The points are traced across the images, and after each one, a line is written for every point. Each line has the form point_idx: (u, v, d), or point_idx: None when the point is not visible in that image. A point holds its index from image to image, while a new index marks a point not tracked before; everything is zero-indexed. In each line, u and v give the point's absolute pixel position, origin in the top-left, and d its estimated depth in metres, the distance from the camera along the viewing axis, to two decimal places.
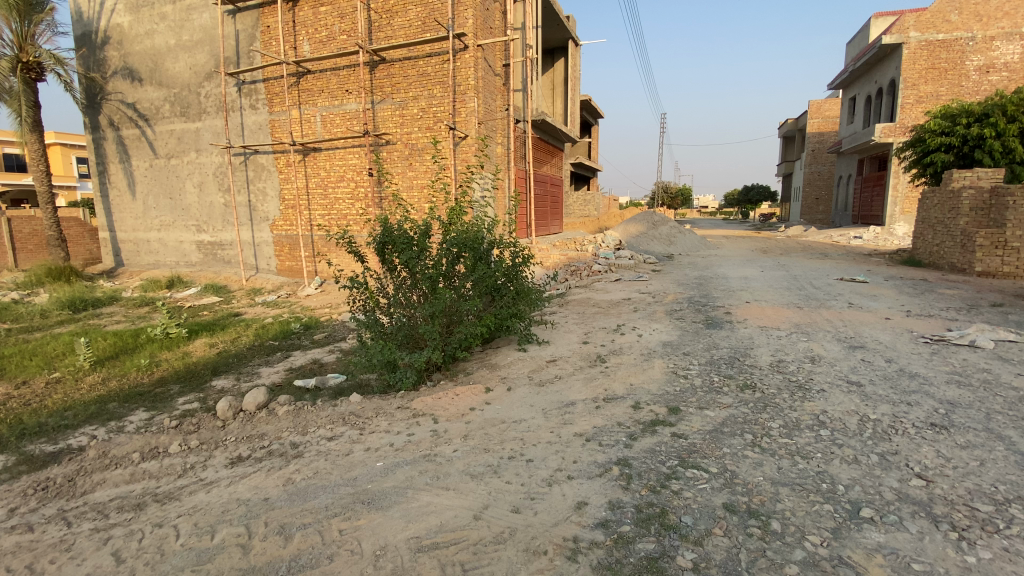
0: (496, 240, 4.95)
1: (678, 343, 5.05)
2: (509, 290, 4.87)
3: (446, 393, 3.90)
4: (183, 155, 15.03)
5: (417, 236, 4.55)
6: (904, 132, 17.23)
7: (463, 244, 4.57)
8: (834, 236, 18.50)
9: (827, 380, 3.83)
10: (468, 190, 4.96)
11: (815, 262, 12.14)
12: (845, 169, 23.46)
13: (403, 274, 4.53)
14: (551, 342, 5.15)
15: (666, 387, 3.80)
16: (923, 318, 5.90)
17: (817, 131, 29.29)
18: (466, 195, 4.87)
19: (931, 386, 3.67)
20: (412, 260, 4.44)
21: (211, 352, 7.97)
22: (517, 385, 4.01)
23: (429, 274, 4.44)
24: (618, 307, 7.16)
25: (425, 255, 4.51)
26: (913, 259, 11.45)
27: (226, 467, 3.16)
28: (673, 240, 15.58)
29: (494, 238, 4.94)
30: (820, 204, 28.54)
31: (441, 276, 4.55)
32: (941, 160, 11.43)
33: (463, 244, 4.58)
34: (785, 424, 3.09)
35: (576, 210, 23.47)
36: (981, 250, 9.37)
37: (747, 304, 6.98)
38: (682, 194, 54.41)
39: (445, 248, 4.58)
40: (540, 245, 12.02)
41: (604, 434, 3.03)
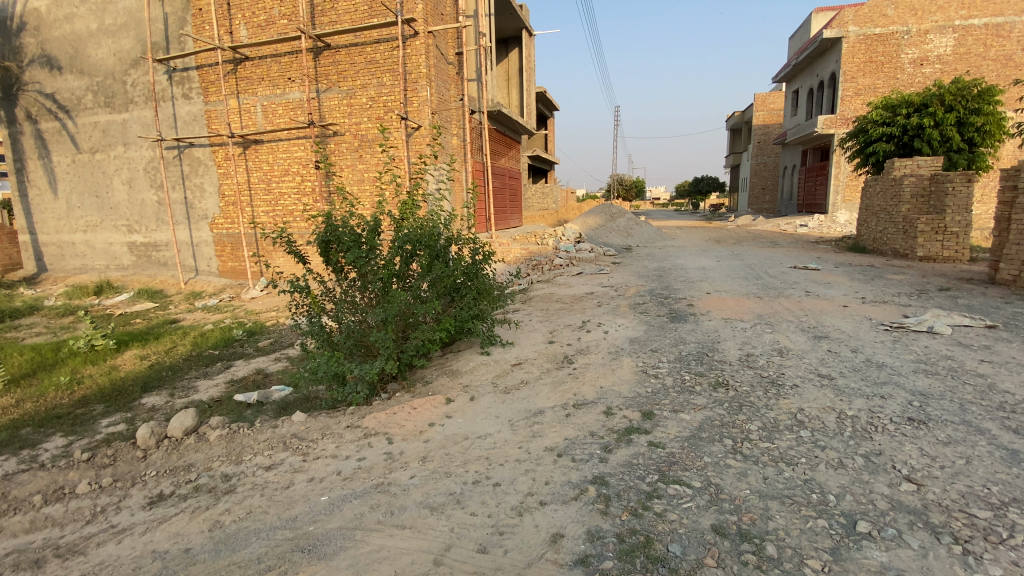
0: (454, 235, 4.61)
1: (645, 339, 4.87)
2: (470, 290, 4.54)
3: (402, 407, 3.54)
4: (110, 149, 13.77)
5: (365, 234, 4.16)
6: (845, 124, 17.93)
7: (417, 240, 4.21)
8: (782, 224, 19.12)
9: (798, 374, 3.72)
10: (421, 182, 4.60)
11: (768, 251, 12.41)
12: (790, 160, 24.30)
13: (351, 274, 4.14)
14: (516, 343, 4.86)
15: (636, 389, 3.60)
16: (878, 305, 5.99)
17: (762, 123, 30.29)
18: (419, 186, 4.51)
19: (901, 376, 3.62)
20: (359, 258, 4.05)
21: (142, 366, 7.24)
22: (481, 394, 3.70)
23: (380, 274, 4.08)
24: (581, 302, 6.96)
25: (375, 254, 4.12)
26: (858, 246, 11.89)
27: (143, 510, 2.71)
28: (631, 231, 15.61)
29: (451, 234, 4.61)
30: (767, 194, 29.64)
31: (393, 276, 4.19)
32: (883, 150, 11.96)
33: (417, 241, 4.22)
34: (764, 425, 2.92)
35: (534, 203, 23.29)
36: (923, 235, 9.77)
37: (708, 295, 6.93)
38: (636, 185, 55.37)
39: (397, 245, 4.20)
40: (500, 239, 11.71)
41: (576, 447, 2.77)
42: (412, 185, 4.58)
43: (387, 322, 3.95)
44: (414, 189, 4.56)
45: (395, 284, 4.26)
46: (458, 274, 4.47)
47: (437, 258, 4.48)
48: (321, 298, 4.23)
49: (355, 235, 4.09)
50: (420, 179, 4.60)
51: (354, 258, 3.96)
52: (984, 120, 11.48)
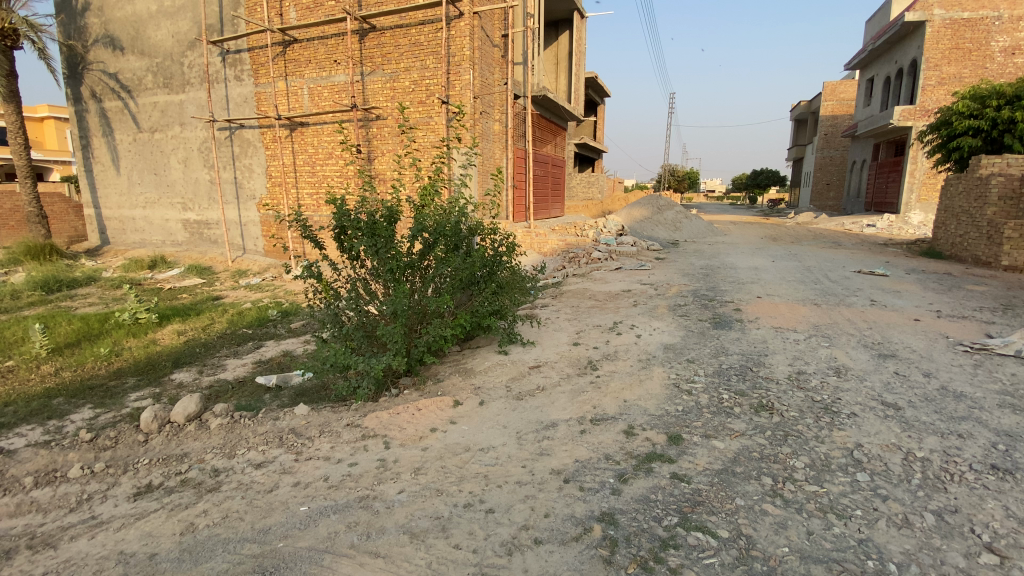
0: (476, 224, 4.36)
1: (681, 347, 4.44)
2: (491, 285, 4.27)
3: (407, 407, 3.29)
4: (167, 129, 14.33)
5: (381, 222, 3.92)
6: (925, 115, 16.23)
7: (437, 229, 3.95)
8: (846, 224, 17.72)
9: (856, 400, 3.21)
10: (446, 166, 4.34)
11: (829, 252, 11.44)
12: (860, 154, 22.45)
13: (367, 262, 3.90)
14: (538, 343, 4.53)
15: (664, 405, 3.21)
16: (957, 321, 5.24)
17: (830, 115, 28.20)
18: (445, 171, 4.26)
19: (984, 410, 3.05)
20: (375, 247, 3.81)
21: (178, 341, 7.42)
22: (492, 398, 3.41)
23: (393, 264, 3.84)
24: (616, 301, 6.52)
25: (390, 243, 3.88)
26: (933, 251, 10.75)
27: (127, 501, 2.62)
28: (679, 225, 14.85)
29: (474, 223, 4.35)
30: (831, 190, 27.68)
31: (408, 265, 3.95)
32: (968, 145, 10.55)
33: (438, 229, 3.96)
34: (812, 463, 2.48)
35: (579, 192, 22.73)
36: (1009, 242, 8.60)
37: (758, 300, 6.34)
38: (688, 177, 53.15)
39: (414, 234, 3.95)
40: (537, 228, 11.33)
41: (586, 472, 2.44)
42: (437, 169, 4.33)
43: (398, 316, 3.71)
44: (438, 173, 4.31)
45: (411, 275, 4.01)
46: (478, 266, 4.19)
47: (459, 248, 4.23)
48: (333, 287, 4.03)
49: (372, 222, 3.86)
50: (445, 163, 4.34)
51: (370, 246, 3.72)
52: None
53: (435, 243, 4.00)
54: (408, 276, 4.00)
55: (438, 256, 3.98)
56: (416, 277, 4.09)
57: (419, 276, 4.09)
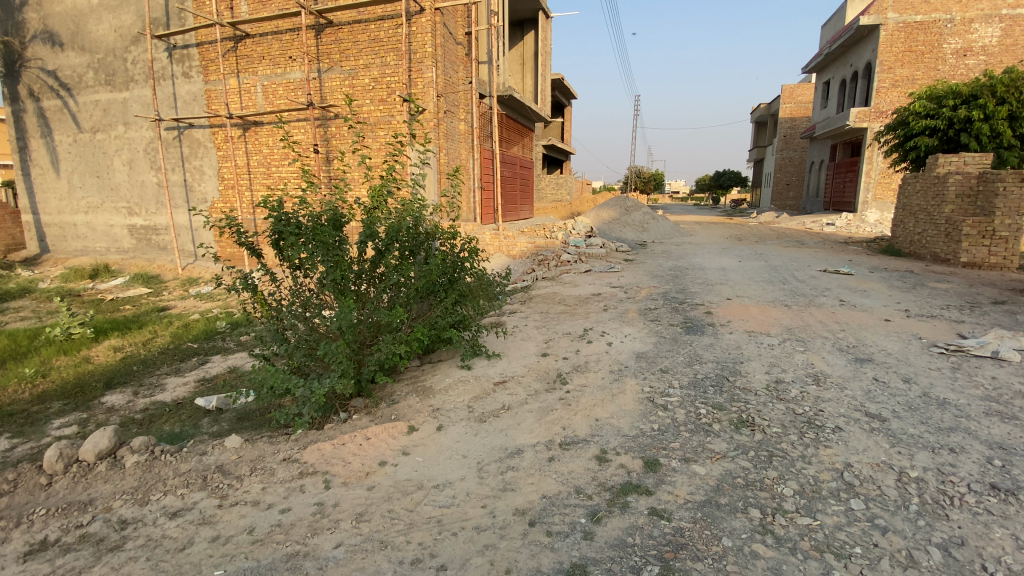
0: (434, 228, 4.00)
1: (654, 355, 4.21)
2: (451, 295, 3.93)
3: (354, 436, 2.93)
4: (110, 129, 13.40)
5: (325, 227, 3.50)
6: (879, 117, 16.79)
7: (391, 235, 3.57)
8: (807, 222, 18.06)
9: (840, 412, 3.02)
10: (401, 165, 3.97)
11: (793, 251, 11.57)
12: (818, 155, 23.05)
13: (311, 273, 3.46)
14: (504, 355, 4.22)
15: (638, 425, 2.94)
16: (926, 321, 5.20)
17: (789, 116, 28.96)
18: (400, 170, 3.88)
19: (971, 420, 2.90)
20: (318, 254, 3.37)
21: (115, 358, 6.77)
22: (451, 422, 3.07)
23: (339, 274, 3.41)
24: (586, 305, 6.28)
25: (335, 251, 3.46)
26: (893, 249, 10.99)
27: (9, 566, 2.16)
28: (646, 226, 14.81)
29: (432, 227, 4.00)
30: (791, 189, 28.37)
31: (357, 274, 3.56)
32: (925, 144, 10.84)
33: (392, 235, 3.57)
34: (801, 489, 2.25)
35: (548, 194, 22.57)
36: (968, 239, 8.88)
37: (729, 302, 6.20)
38: (654, 178, 53.88)
39: (361, 240, 3.55)
40: (505, 230, 11.00)
41: (553, 511, 2.14)
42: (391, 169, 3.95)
43: (345, 331, 3.29)
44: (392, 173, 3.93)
45: (361, 285, 3.63)
46: (437, 275, 3.82)
47: (415, 256, 3.87)
48: (273, 302, 3.61)
49: (315, 228, 3.43)
50: (399, 162, 3.96)
51: (312, 255, 3.30)
52: None
53: (388, 250, 3.61)
54: (356, 285, 3.61)
55: (391, 264, 3.59)
56: (368, 288, 3.71)
57: (369, 286, 3.71)
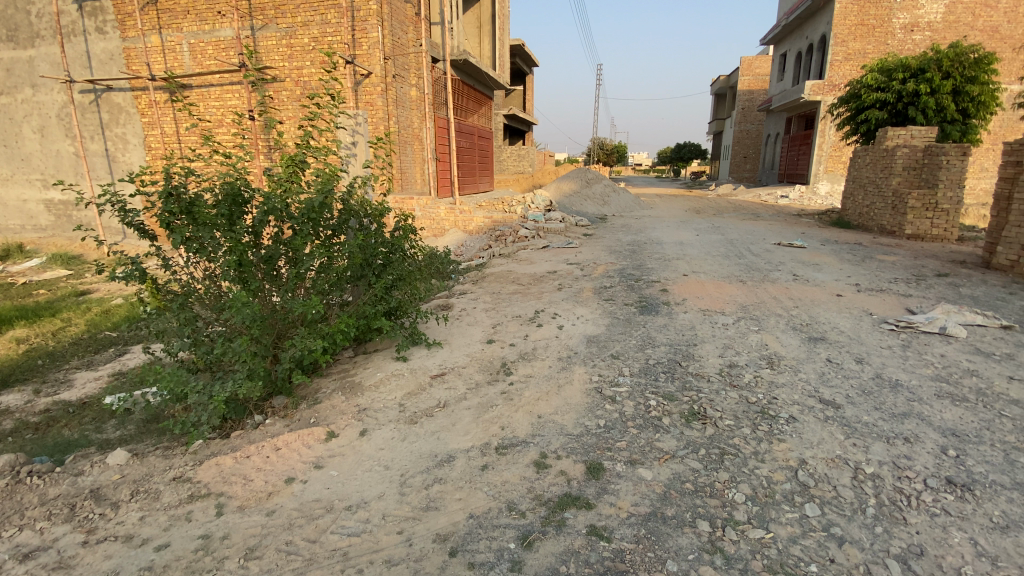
0: (359, 205, 3.50)
1: (605, 338, 3.98)
2: (382, 281, 3.52)
3: (261, 446, 2.57)
4: (15, 91, 11.88)
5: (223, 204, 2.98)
6: (832, 90, 17.03)
7: (303, 214, 3.07)
8: (762, 195, 18.27)
9: (794, 399, 2.85)
10: (318, 129, 3.40)
11: (749, 224, 11.63)
12: (774, 127, 23.31)
13: (209, 258, 2.95)
14: (446, 342, 3.86)
15: (583, 422, 2.67)
16: (876, 295, 5.17)
17: (746, 89, 29.12)
18: (316, 136, 3.33)
19: (924, 404, 2.78)
20: (210, 237, 2.85)
21: (18, 352, 6.03)
22: (376, 425, 2.74)
23: (239, 257, 2.90)
24: (540, 284, 5.98)
25: (235, 231, 2.95)
26: (843, 221, 11.18)
27: None
28: (607, 200, 14.60)
29: (356, 204, 3.50)
30: (748, 163, 28.77)
31: (263, 259, 3.08)
32: (875, 118, 10.99)
33: (302, 214, 3.08)
34: (753, 494, 2.06)
35: (509, 166, 22.02)
36: (913, 212, 9.03)
37: (684, 278, 6.04)
38: (616, 150, 53.68)
39: (266, 218, 3.04)
40: (461, 204, 10.48)
41: (478, 536, 1.86)
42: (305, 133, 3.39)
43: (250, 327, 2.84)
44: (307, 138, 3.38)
45: (272, 271, 3.16)
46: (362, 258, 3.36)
47: (337, 237, 3.41)
48: (169, 291, 3.10)
49: (208, 205, 2.90)
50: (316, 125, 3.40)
51: (203, 238, 2.78)
52: (980, 90, 10.45)
53: (300, 231, 3.13)
54: (266, 271, 3.15)
55: (303, 248, 3.09)
56: (281, 274, 3.22)
57: (283, 273, 3.23)
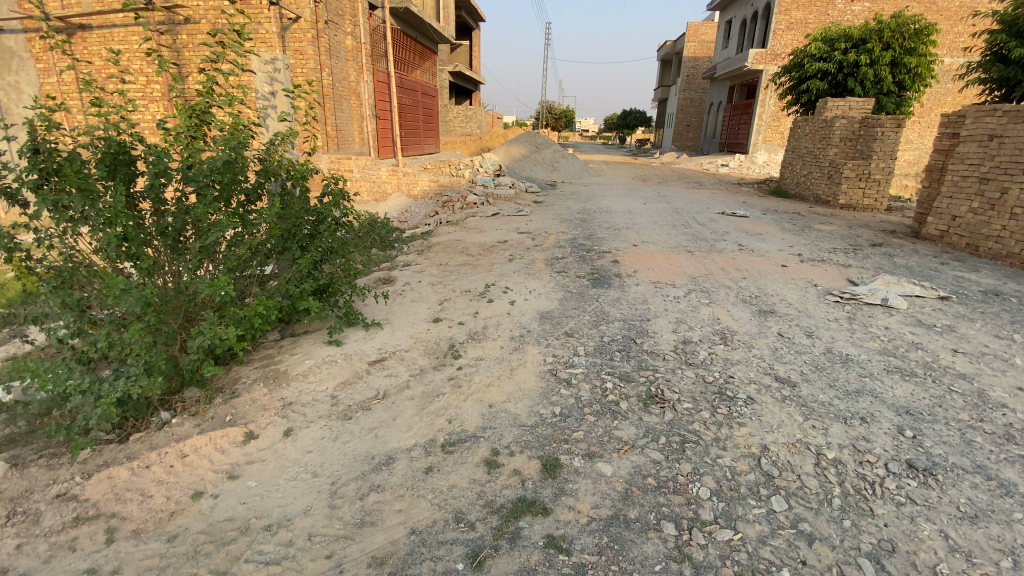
0: (276, 164, 3.05)
1: (558, 314, 3.78)
2: (309, 255, 3.09)
3: (163, 453, 2.18)
4: None
5: (100, 164, 2.38)
6: (774, 59, 17.32)
7: (205, 177, 2.59)
8: (705, 163, 18.60)
9: (750, 377, 2.77)
10: (223, 73, 2.86)
11: (693, 192, 11.76)
12: (717, 96, 23.62)
13: (84, 233, 2.33)
14: (387, 322, 3.52)
15: (537, 410, 2.45)
16: (817, 266, 5.28)
17: (692, 56, 29.22)
18: (221, 82, 2.80)
19: (875, 380, 2.79)
20: (86, 205, 2.28)
21: None
22: (304, 424, 2.42)
23: (123, 230, 2.33)
24: (489, 255, 5.68)
25: (117, 197, 2.35)
26: (781, 190, 11.53)
27: None
28: (556, 165, 14.32)
29: (272, 163, 3.04)
30: (690, 131, 29.21)
31: (158, 232, 2.57)
32: (816, 88, 11.31)
33: (204, 177, 2.59)
34: (718, 487, 1.94)
35: (455, 127, 21.13)
36: (847, 182, 9.38)
37: (635, 249, 5.92)
38: (564, 114, 53.02)
39: (156, 181, 2.49)
40: (405, 166, 9.83)
41: (422, 557, 1.64)
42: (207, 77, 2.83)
43: (145, 314, 2.37)
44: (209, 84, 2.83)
45: (170, 245, 2.65)
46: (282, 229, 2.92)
47: (251, 203, 2.96)
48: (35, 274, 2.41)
49: (78, 162, 2.28)
50: (220, 68, 2.85)
51: (74, 206, 2.21)
52: (917, 62, 10.74)
53: (204, 196, 2.64)
54: (162, 246, 2.63)
55: (207, 218, 2.61)
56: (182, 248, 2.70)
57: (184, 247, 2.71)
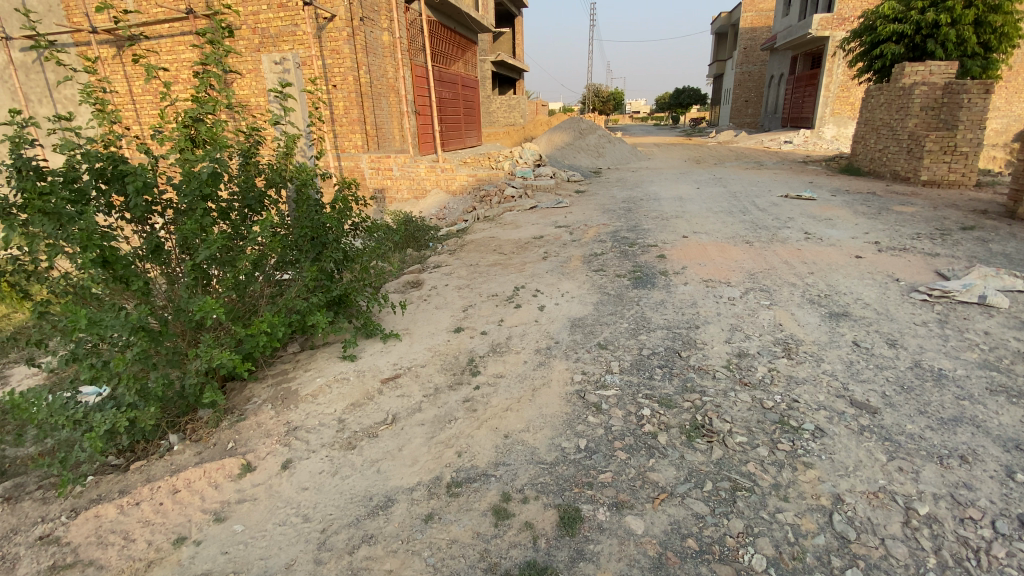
0: (276, 173, 2.90)
1: (592, 321, 3.42)
2: (315, 267, 2.87)
3: (158, 488, 2.08)
4: None
5: (79, 183, 2.24)
6: (841, 24, 15.83)
7: (192, 189, 2.43)
8: (765, 141, 17.31)
9: (818, 403, 2.32)
10: (215, 79, 2.71)
11: (752, 173, 10.88)
12: (778, 68, 21.93)
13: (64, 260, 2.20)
14: (407, 333, 3.30)
15: (559, 443, 2.13)
16: (899, 255, 4.59)
17: (749, 26, 27.26)
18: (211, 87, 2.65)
19: (979, 403, 2.26)
20: (58, 230, 2.10)
21: None
22: (303, 455, 2.23)
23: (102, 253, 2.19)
24: (524, 253, 5.36)
25: (94, 218, 2.21)
26: (853, 167, 10.44)
27: None
28: (601, 151, 13.71)
29: (271, 172, 2.89)
30: (749, 107, 27.34)
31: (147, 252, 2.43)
32: (890, 53, 10.06)
33: (191, 190, 2.43)
34: (775, 555, 1.57)
35: (500, 117, 20.82)
36: (930, 156, 8.30)
37: (684, 241, 5.42)
38: (613, 97, 51.30)
39: (137, 199, 2.33)
40: (443, 161, 9.63)
41: None
42: (198, 84, 2.70)
43: (132, 340, 2.26)
44: (201, 91, 2.70)
45: (163, 265, 2.52)
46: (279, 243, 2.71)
47: (250, 215, 2.82)
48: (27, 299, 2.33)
49: (54, 182, 2.15)
50: (212, 74, 2.70)
51: (44, 232, 2.05)
52: (1003, 20, 9.36)
53: (193, 211, 2.49)
54: (156, 266, 2.52)
55: (196, 234, 2.46)
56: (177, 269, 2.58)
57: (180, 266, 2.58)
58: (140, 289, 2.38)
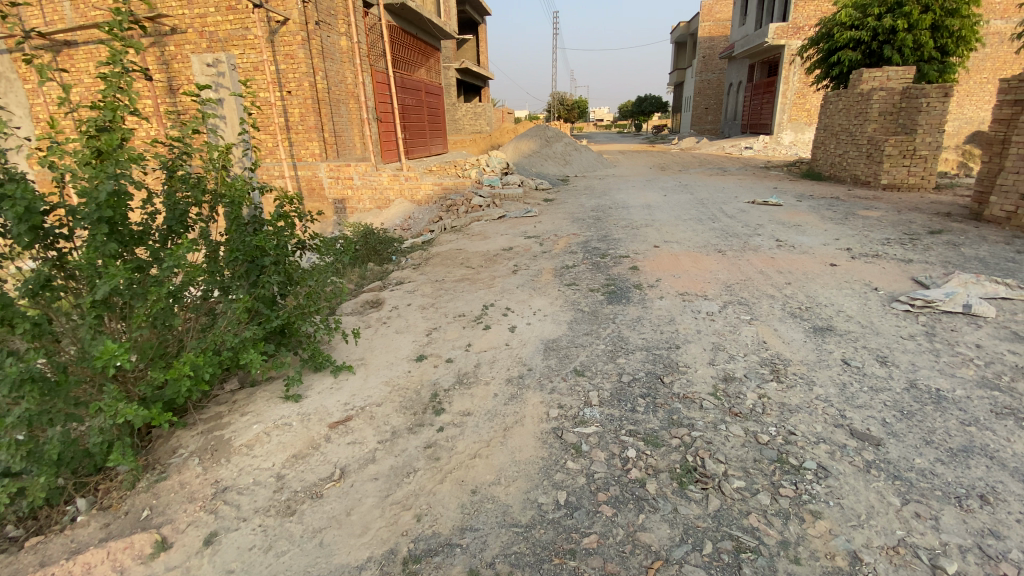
0: (199, 190, 2.53)
1: (566, 342, 3.17)
2: (248, 296, 2.47)
3: None
4: None
5: None
6: (796, 33, 16.38)
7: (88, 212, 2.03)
8: (727, 147, 17.60)
9: (817, 435, 2.11)
10: (123, 80, 2.30)
11: (718, 179, 10.95)
12: (736, 76, 22.49)
13: None
14: (362, 363, 2.95)
15: (534, 499, 1.85)
16: (872, 262, 4.53)
17: (707, 36, 27.89)
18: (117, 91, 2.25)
19: (985, 430, 2.10)
20: None
21: None
22: (232, 527, 1.87)
23: None
24: (492, 267, 5.09)
25: None
26: (814, 172, 10.62)
27: None
28: (568, 158, 13.60)
29: (191, 188, 2.52)
30: (710, 114, 27.93)
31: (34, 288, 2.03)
32: (848, 59, 10.30)
33: (89, 213, 2.04)
34: None
35: (466, 125, 20.54)
36: (889, 160, 8.46)
37: (656, 251, 5.25)
38: (578, 104, 51.76)
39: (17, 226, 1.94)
40: (407, 170, 9.25)
41: None
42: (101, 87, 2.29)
43: (19, 394, 1.88)
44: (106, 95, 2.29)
45: (58, 302, 2.12)
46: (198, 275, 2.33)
47: (170, 238, 2.45)
48: None
49: None
50: (118, 75, 2.29)
51: None
52: (960, 24, 9.63)
53: (92, 238, 2.09)
54: (48, 304, 2.11)
55: (96, 264, 2.06)
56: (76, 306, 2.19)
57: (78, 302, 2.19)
58: (28, 331, 1.97)
